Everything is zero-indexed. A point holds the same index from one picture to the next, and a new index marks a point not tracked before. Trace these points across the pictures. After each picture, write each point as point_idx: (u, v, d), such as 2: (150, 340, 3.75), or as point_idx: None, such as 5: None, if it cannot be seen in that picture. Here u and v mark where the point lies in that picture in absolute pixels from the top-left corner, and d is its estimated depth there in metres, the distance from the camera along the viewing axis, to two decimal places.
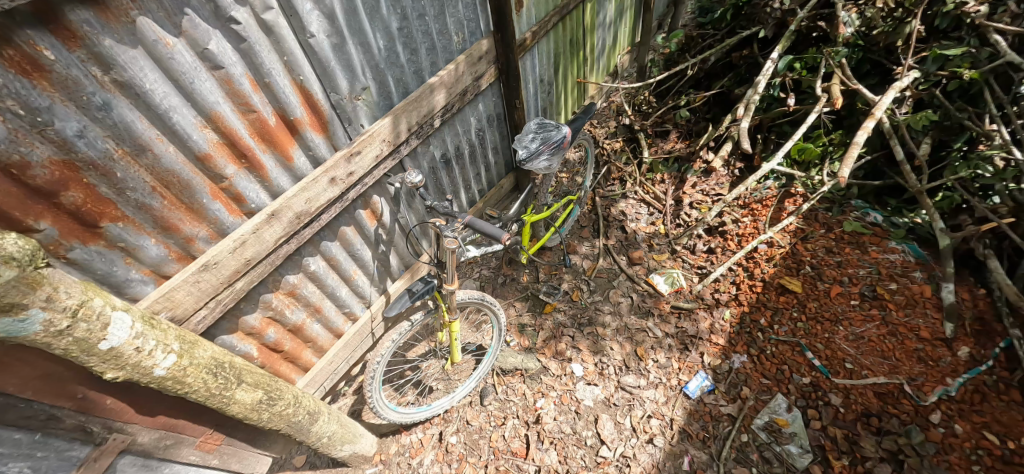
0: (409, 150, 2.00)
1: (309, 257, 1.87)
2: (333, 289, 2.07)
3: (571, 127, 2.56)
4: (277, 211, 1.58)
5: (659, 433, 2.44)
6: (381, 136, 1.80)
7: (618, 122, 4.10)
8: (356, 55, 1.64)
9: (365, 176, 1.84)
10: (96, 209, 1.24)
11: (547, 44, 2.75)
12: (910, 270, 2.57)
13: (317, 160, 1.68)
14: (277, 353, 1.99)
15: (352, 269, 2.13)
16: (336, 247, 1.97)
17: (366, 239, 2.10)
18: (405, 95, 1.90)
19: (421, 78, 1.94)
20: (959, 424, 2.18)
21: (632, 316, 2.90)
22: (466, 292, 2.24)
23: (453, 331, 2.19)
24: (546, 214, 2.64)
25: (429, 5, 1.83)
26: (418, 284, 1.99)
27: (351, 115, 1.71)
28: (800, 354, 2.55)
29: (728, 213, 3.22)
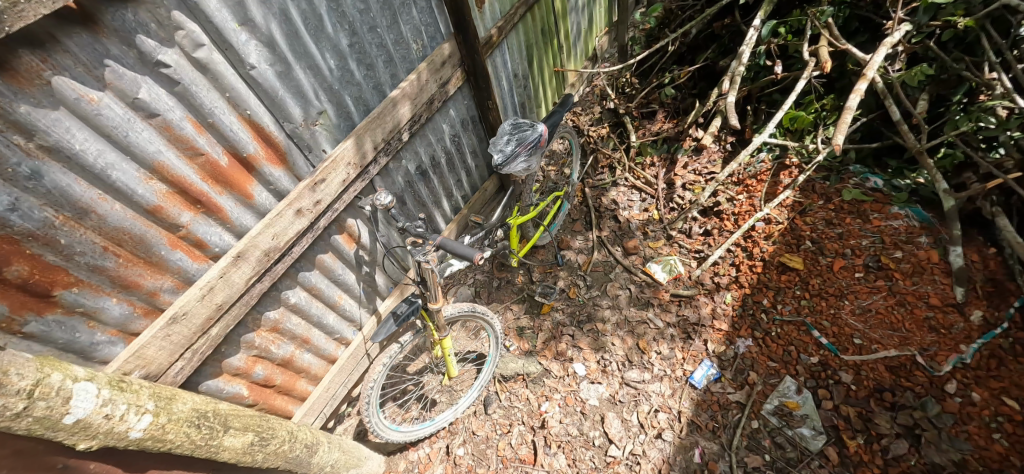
0: (379, 169, 1.92)
1: (288, 289, 1.82)
2: (319, 317, 2.02)
3: (549, 122, 2.45)
4: (243, 251, 1.52)
5: (667, 427, 2.40)
6: (346, 159, 1.72)
7: (603, 107, 3.99)
8: (305, 79, 1.57)
9: (334, 202, 1.76)
10: (46, 279, 1.19)
11: (516, 37, 2.64)
12: (915, 236, 2.47)
13: (280, 194, 1.62)
14: (269, 387, 1.94)
15: (337, 295, 2.07)
16: (316, 275, 1.91)
17: (347, 263, 2.04)
18: (367, 113, 1.82)
19: (382, 92, 1.86)
20: (976, 392, 2.10)
21: (631, 309, 2.85)
22: (455, 306, 2.20)
23: (446, 348, 2.16)
24: (531, 215, 2.56)
25: (380, 16, 1.74)
26: (402, 307, 1.93)
27: (310, 143, 1.64)
28: (806, 333, 2.48)
29: (722, 191, 3.13)
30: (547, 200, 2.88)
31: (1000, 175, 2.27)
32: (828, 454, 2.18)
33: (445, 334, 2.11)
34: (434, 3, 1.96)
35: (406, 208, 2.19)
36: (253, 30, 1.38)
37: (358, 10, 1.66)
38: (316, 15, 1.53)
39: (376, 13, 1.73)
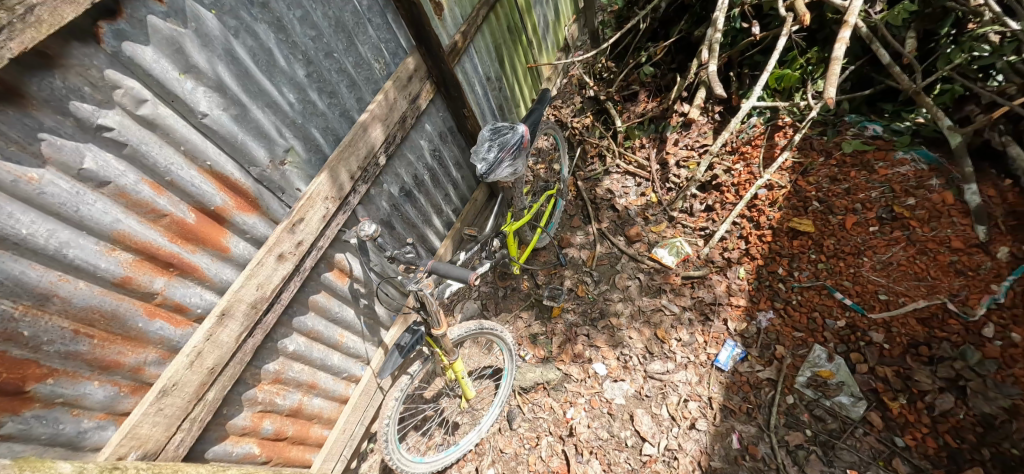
0: (361, 197, 1.83)
1: (285, 338, 1.74)
2: (323, 360, 1.93)
3: (530, 121, 2.35)
4: (228, 308, 1.44)
5: (700, 416, 2.31)
6: (323, 194, 1.64)
7: (583, 97, 3.91)
8: (264, 118, 1.49)
9: (318, 240, 1.68)
10: (17, 375, 1.12)
11: (483, 40, 2.56)
12: (925, 179, 2.37)
13: (259, 241, 1.54)
14: (281, 440, 1.85)
15: (338, 334, 1.99)
16: (311, 318, 1.83)
17: (343, 300, 1.96)
18: (338, 142, 1.74)
19: (351, 118, 1.78)
20: (1016, 333, 1.98)
21: (644, 298, 2.76)
22: (461, 327, 2.11)
23: (458, 372, 2.07)
24: (525, 220, 2.47)
25: (334, 40, 1.66)
26: (405, 337, 1.88)
27: (282, 183, 1.56)
28: (828, 297, 2.38)
29: (718, 163, 3.04)
30: (540, 200, 2.79)
31: (1004, 103, 2.17)
32: (872, 420, 2.11)
33: (455, 357, 2.02)
34: (390, 18, 1.88)
35: (395, 232, 2.11)
36: (199, 76, 1.32)
37: (310, 38, 1.58)
38: (265, 50, 1.46)
39: (330, 38, 1.65)
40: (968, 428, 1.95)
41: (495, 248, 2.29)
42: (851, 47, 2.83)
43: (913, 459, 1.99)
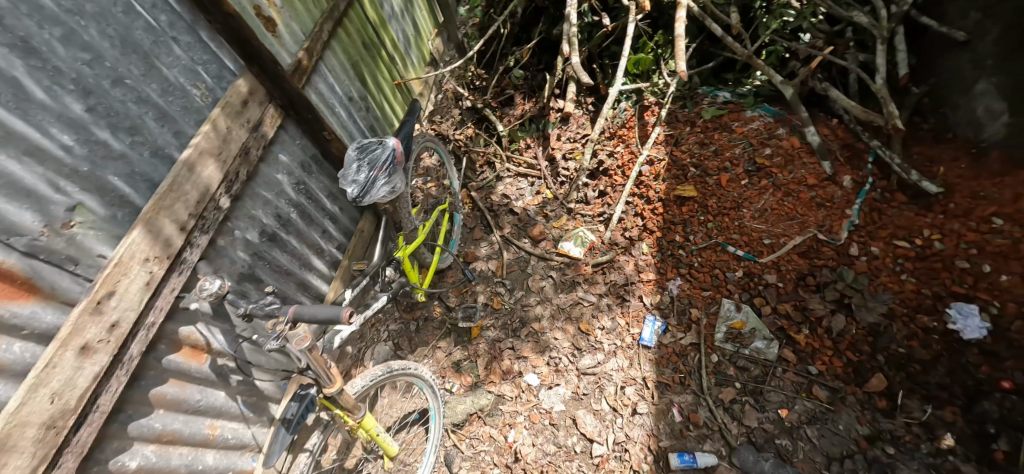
0: (200, 250, 1.65)
1: (122, 453, 1.45)
2: (192, 463, 1.67)
3: (402, 135, 2.16)
4: (20, 413, 1.20)
5: (640, 399, 2.27)
6: (139, 255, 1.45)
7: (461, 108, 3.82)
8: (25, 173, 1.27)
9: (143, 314, 1.48)
10: None
11: (334, 57, 2.33)
12: (774, 131, 2.67)
13: (47, 337, 1.30)
14: None
15: (207, 426, 1.72)
16: (164, 418, 1.56)
17: (206, 385, 1.71)
18: (153, 186, 1.55)
19: (167, 156, 1.59)
20: (874, 245, 2.34)
21: (560, 295, 2.69)
22: (365, 376, 1.85)
23: (371, 429, 1.80)
24: (419, 241, 2.24)
25: (127, 65, 1.48)
26: (290, 406, 1.61)
27: (72, 255, 1.36)
28: (724, 252, 2.52)
29: (602, 150, 3.14)
30: (432, 218, 2.61)
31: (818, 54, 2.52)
32: (787, 357, 2.26)
33: (362, 414, 1.77)
34: (205, 37, 1.69)
35: (259, 283, 1.91)
36: None
37: (84, 64, 1.38)
38: (12, 83, 1.24)
39: (118, 64, 1.46)
40: (860, 340, 2.20)
41: (390, 279, 2.07)
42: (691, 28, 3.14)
43: (829, 383, 2.16)
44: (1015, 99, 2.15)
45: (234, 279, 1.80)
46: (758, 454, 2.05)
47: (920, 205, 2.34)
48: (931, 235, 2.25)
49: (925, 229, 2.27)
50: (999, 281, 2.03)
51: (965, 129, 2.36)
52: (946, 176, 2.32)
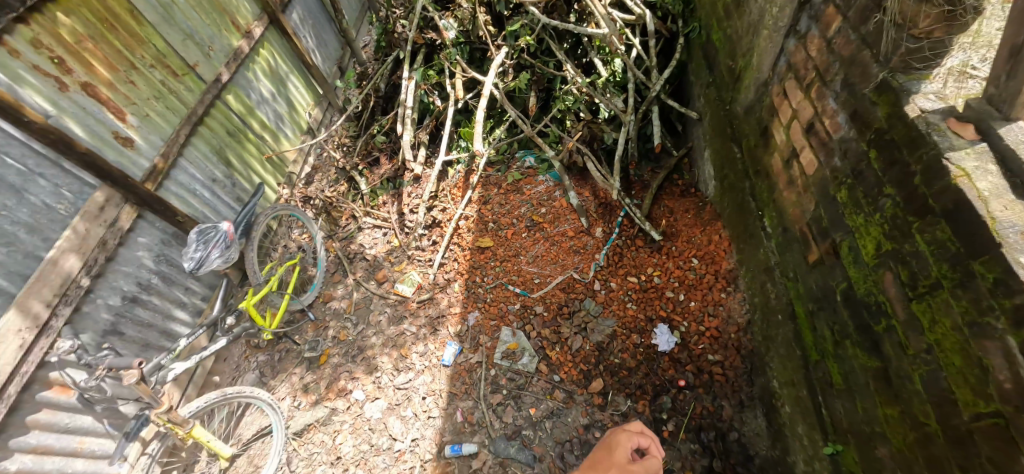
0: (64, 318, 2.39)
1: (3, 461, 2.16)
2: (61, 469, 2.41)
3: (241, 216, 3.13)
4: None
5: (434, 406, 3.09)
6: (13, 328, 2.19)
7: (338, 168, 4.12)
8: None
9: (19, 366, 2.21)
10: None
11: (195, 151, 3.12)
12: (552, 193, 3.57)
13: None
14: None
15: (76, 442, 2.47)
16: (35, 436, 2.28)
17: (72, 410, 2.43)
18: (26, 279, 2.29)
19: (37, 257, 2.34)
20: (613, 281, 3.24)
21: (391, 327, 3.40)
22: (202, 399, 2.76)
23: (199, 436, 2.72)
24: (264, 293, 3.20)
25: (2, 199, 2.21)
26: (130, 424, 2.49)
27: None
28: (507, 290, 3.35)
29: (437, 205, 3.76)
30: (277, 273, 3.34)
31: (569, 141, 3.40)
32: (541, 369, 3.10)
33: (191, 427, 2.66)
34: (65, 166, 2.41)
35: (112, 336, 2.65)
36: None
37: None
38: None
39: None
40: (590, 354, 3.08)
41: (228, 324, 3.00)
42: (491, 103, 3.90)
43: (566, 386, 3.02)
44: (720, 169, 3.12)
45: (97, 333, 2.58)
46: (508, 442, 2.92)
47: (652, 248, 3.30)
48: (652, 273, 3.22)
49: (650, 268, 3.23)
50: (687, 304, 3.05)
51: (702, 186, 3.40)
52: (676, 226, 3.33)
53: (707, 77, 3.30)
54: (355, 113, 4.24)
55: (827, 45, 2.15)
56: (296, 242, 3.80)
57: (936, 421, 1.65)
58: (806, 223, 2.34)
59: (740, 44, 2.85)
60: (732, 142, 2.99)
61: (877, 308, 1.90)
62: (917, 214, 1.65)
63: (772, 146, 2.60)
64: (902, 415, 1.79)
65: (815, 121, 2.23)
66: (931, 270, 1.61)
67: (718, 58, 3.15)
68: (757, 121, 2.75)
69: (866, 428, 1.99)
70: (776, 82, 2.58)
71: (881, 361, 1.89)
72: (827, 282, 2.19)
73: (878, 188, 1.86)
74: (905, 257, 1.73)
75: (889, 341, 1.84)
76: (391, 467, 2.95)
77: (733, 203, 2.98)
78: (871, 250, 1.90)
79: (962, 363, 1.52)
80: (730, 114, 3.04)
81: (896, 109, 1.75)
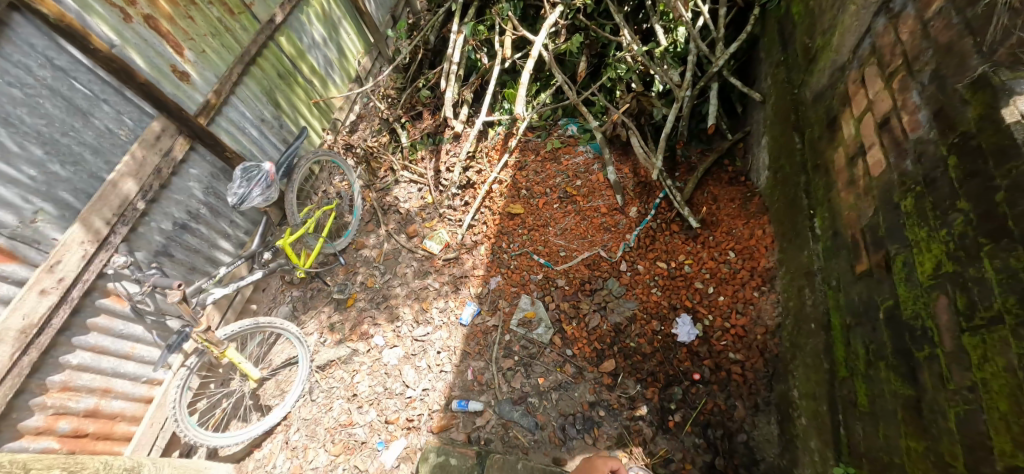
0: (122, 236, 2.63)
1: (67, 354, 2.47)
2: (114, 369, 2.70)
3: (283, 158, 3.28)
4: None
5: (447, 362, 3.21)
6: (77, 240, 2.43)
7: (382, 119, 4.19)
8: (5, 191, 2.22)
9: (81, 274, 2.46)
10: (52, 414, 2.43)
11: (247, 90, 3.25)
12: (590, 166, 3.52)
13: (20, 281, 2.27)
14: (84, 436, 2.59)
15: (128, 346, 2.75)
16: (93, 337, 2.57)
17: (127, 318, 2.71)
18: (90, 197, 2.52)
19: (100, 177, 2.56)
20: (640, 264, 3.17)
21: (415, 280, 3.52)
22: (236, 324, 2.95)
23: (232, 357, 2.96)
24: (300, 233, 3.32)
25: (71, 121, 2.42)
26: (172, 338, 2.73)
27: (35, 237, 2.32)
28: (531, 259, 3.36)
29: (473, 165, 3.77)
30: (314, 216, 3.48)
31: (614, 113, 3.28)
32: (555, 341, 3.11)
33: (224, 348, 2.88)
34: (127, 95, 2.61)
35: (163, 257, 2.90)
36: None
37: (41, 125, 2.32)
38: None
39: (63, 121, 2.40)
40: (605, 334, 3.05)
41: (265, 259, 3.20)
42: (540, 65, 3.84)
43: (577, 362, 3.02)
44: (776, 159, 2.90)
45: (150, 253, 2.83)
46: (512, 406, 2.99)
47: (688, 234, 3.19)
48: (683, 261, 3.11)
49: (682, 256, 3.13)
50: (715, 298, 2.94)
51: (754, 175, 3.18)
52: (717, 215, 3.18)
53: (779, 55, 3.00)
54: (404, 65, 4.24)
55: (922, 28, 1.83)
56: (336, 188, 3.96)
57: (963, 463, 1.51)
58: (859, 229, 2.09)
59: (821, 20, 2.52)
60: (794, 131, 2.73)
61: (921, 334, 1.71)
62: (991, 236, 1.47)
63: (836, 140, 2.34)
64: (926, 451, 1.65)
65: (892, 116, 1.95)
66: (994, 301, 1.45)
67: (794, 34, 2.84)
68: (826, 109, 2.46)
69: (883, 457, 1.85)
70: (855, 68, 2.27)
71: (915, 390, 1.72)
72: (873, 294, 1.95)
73: (950, 201, 1.62)
74: (967, 283, 1.53)
75: (929, 371, 1.67)
76: (401, 411, 3.12)
77: (784, 198, 2.77)
78: (928, 269, 1.69)
79: (1008, 408, 1.39)
80: (797, 99, 2.76)
81: (992, 110, 1.49)
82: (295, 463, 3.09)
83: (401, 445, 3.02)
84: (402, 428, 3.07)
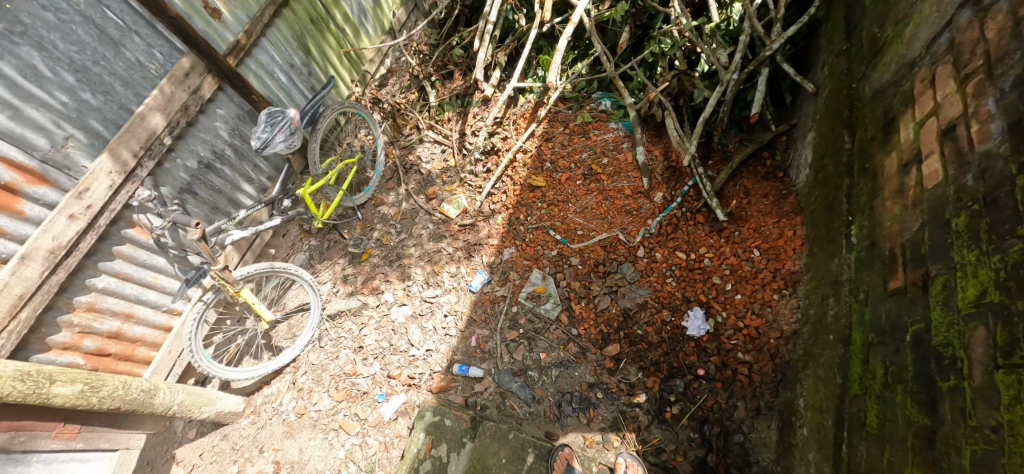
0: (148, 170, 2.70)
1: (93, 277, 2.58)
2: (137, 296, 2.82)
3: (309, 106, 3.28)
4: (27, 253, 2.26)
5: (452, 326, 3.25)
6: (105, 169, 2.49)
7: (412, 75, 4.14)
8: (39, 115, 2.29)
9: (109, 203, 2.54)
10: (78, 337, 2.57)
11: (278, 33, 3.23)
12: (619, 144, 3.39)
13: (51, 204, 2.36)
14: (107, 356, 2.73)
15: (150, 276, 2.87)
16: (118, 264, 2.67)
17: (149, 250, 2.81)
18: (119, 128, 2.57)
19: (130, 109, 2.61)
20: (658, 252, 3.08)
21: (430, 243, 3.55)
22: (253, 266, 3.02)
23: (247, 297, 3.04)
24: (321, 184, 3.33)
25: (102, 50, 2.46)
26: (190, 272, 2.80)
27: (66, 163, 2.39)
28: (547, 234, 3.32)
29: (499, 132, 3.73)
30: (336, 168, 3.48)
31: (652, 91, 3.13)
32: (561, 319, 3.08)
33: (240, 288, 2.96)
34: (157, 29, 2.63)
35: (187, 195, 2.97)
36: None
37: (73, 52, 2.37)
38: (29, 66, 2.24)
39: (95, 49, 2.44)
40: (613, 318, 3.01)
41: (284, 206, 3.24)
42: (579, 33, 3.68)
43: (581, 342, 3.01)
44: (818, 157, 2.72)
45: (175, 189, 2.90)
46: (512, 377, 3.01)
47: (712, 227, 3.07)
48: (703, 253, 3.01)
49: (702, 249, 3.02)
50: (731, 296, 2.85)
51: (793, 171, 3.00)
52: (746, 210, 3.04)
53: (841, 43, 2.76)
54: (438, 21, 4.14)
55: (1014, 26, 1.61)
56: (360, 141, 3.98)
57: None
58: (900, 242, 1.93)
59: (896, 7, 2.28)
60: (844, 129, 2.54)
61: (949, 362, 1.59)
62: None
63: (890, 144, 2.15)
64: None
65: (959, 123, 1.75)
66: None
67: (863, 21, 2.59)
68: (884, 108, 2.25)
69: None
70: (926, 66, 2.05)
71: (931, 421, 1.62)
72: (901, 313, 1.82)
73: (1010, 225, 1.47)
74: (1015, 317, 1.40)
75: (951, 403, 1.56)
76: (403, 368, 3.20)
77: (821, 200, 2.61)
78: (970, 296, 1.55)
79: None
80: (854, 94, 2.54)
81: None
82: (300, 403, 3.24)
83: (401, 400, 3.11)
84: (403, 384, 3.15)
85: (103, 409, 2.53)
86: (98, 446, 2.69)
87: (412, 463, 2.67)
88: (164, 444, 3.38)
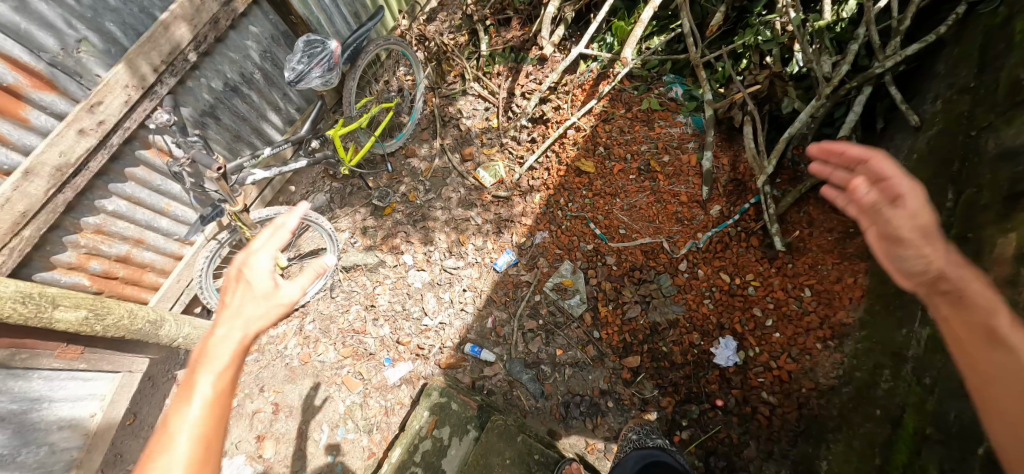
0: (168, 88, 2.41)
1: (102, 199, 2.39)
2: (148, 222, 2.64)
3: (352, 37, 2.92)
4: (31, 168, 2.02)
5: (470, 302, 3.11)
6: (121, 82, 2.19)
7: (464, 14, 3.72)
8: (48, 11, 2.00)
9: (122, 121, 2.27)
10: (84, 257, 2.43)
11: None
12: (685, 142, 3.08)
13: (59, 115, 2.12)
14: (113, 279, 2.60)
15: (163, 203, 2.67)
16: (129, 187, 2.47)
17: (164, 176, 2.59)
18: (139, 36, 2.28)
19: (151, 15, 2.30)
20: (701, 269, 2.90)
21: (458, 209, 3.33)
22: (272, 209, 2.82)
23: (262, 241, 2.87)
24: (353, 128, 3.06)
25: None
26: (206, 210, 2.53)
27: (78, 69, 2.14)
28: (586, 226, 3.10)
29: (551, 99, 3.39)
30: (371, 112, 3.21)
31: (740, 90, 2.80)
32: (585, 318, 2.94)
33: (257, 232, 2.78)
34: None
35: (208, 119, 2.70)
36: None
37: None
38: None
39: None
40: (640, 329, 2.87)
41: (313, 147, 2.98)
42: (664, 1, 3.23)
43: (602, 346, 2.88)
44: None
45: (196, 111, 2.63)
46: (523, 368, 2.91)
47: (765, 254, 2.84)
48: (749, 280, 2.82)
49: (748, 275, 2.83)
50: (770, 333, 2.69)
51: None
52: (807, 244, 2.80)
53: (969, 77, 2.36)
54: None
55: None
56: (399, 82, 3.66)
57: None
58: None
59: None
60: (950, 185, 2.21)
61: None
62: None
63: (1011, 223, 1.86)
64: None
65: None
66: None
67: (1004, 58, 2.19)
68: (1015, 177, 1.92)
69: None
70: None
71: None
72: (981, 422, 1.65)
73: None
74: None
75: None
76: (413, 336, 3.10)
77: None
78: None
79: None
80: (972, 144, 2.17)
81: None
82: (304, 350, 3.18)
83: (406, 368, 3.04)
84: (410, 353, 3.07)
85: (106, 335, 2.42)
86: (100, 367, 2.64)
87: (412, 439, 2.63)
88: (166, 363, 3.37)
